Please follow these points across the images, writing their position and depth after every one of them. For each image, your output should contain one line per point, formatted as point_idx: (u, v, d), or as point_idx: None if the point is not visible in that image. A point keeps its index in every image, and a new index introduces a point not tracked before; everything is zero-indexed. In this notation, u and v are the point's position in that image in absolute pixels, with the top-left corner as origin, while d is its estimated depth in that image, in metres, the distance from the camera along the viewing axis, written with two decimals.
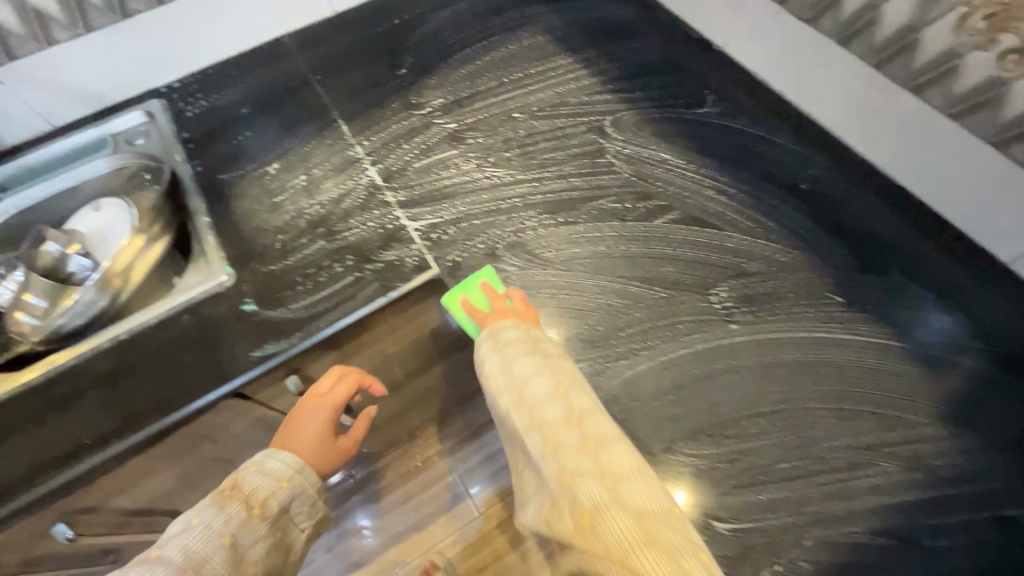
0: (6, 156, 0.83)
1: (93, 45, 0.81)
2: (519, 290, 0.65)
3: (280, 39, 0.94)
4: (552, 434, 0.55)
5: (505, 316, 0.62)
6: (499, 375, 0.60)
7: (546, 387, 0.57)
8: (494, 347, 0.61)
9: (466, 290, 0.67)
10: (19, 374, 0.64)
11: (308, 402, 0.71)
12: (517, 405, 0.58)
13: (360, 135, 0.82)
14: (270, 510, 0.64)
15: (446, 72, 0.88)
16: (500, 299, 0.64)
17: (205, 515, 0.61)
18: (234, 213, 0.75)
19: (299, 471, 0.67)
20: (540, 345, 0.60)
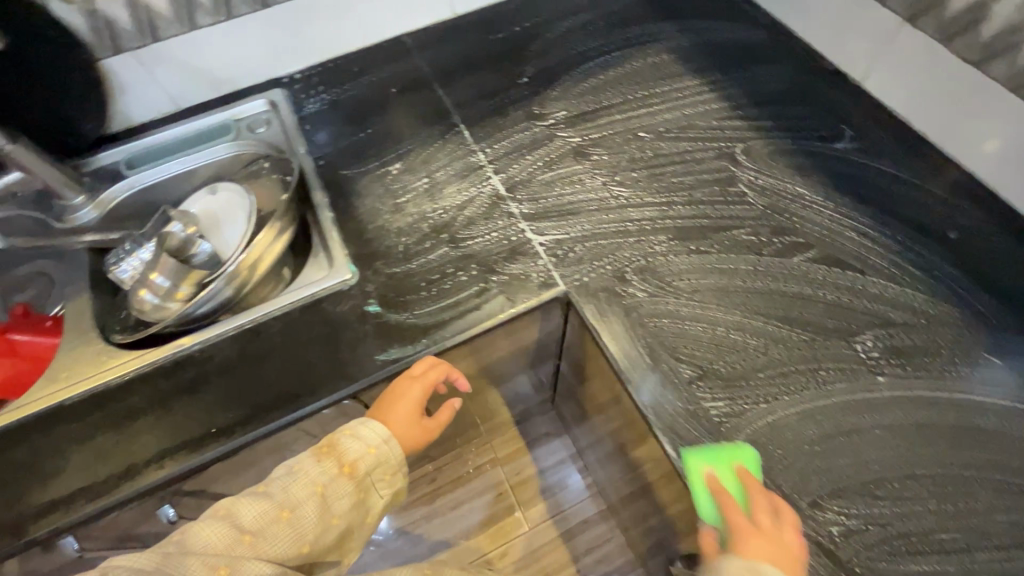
0: (132, 134, 0.84)
1: (230, 32, 0.82)
2: (791, 517, 0.52)
3: (400, 38, 0.94)
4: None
5: (766, 548, 0.50)
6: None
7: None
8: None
9: (718, 471, 0.55)
10: (147, 352, 0.65)
11: (399, 379, 0.63)
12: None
13: (482, 142, 0.81)
14: (359, 472, 0.59)
15: (570, 85, 0.86)
16: (764, 516, 0.52)
17: (304, 464, 0.57)
18: (357, 211, 0.75)
19: (387, 442, 0.61)
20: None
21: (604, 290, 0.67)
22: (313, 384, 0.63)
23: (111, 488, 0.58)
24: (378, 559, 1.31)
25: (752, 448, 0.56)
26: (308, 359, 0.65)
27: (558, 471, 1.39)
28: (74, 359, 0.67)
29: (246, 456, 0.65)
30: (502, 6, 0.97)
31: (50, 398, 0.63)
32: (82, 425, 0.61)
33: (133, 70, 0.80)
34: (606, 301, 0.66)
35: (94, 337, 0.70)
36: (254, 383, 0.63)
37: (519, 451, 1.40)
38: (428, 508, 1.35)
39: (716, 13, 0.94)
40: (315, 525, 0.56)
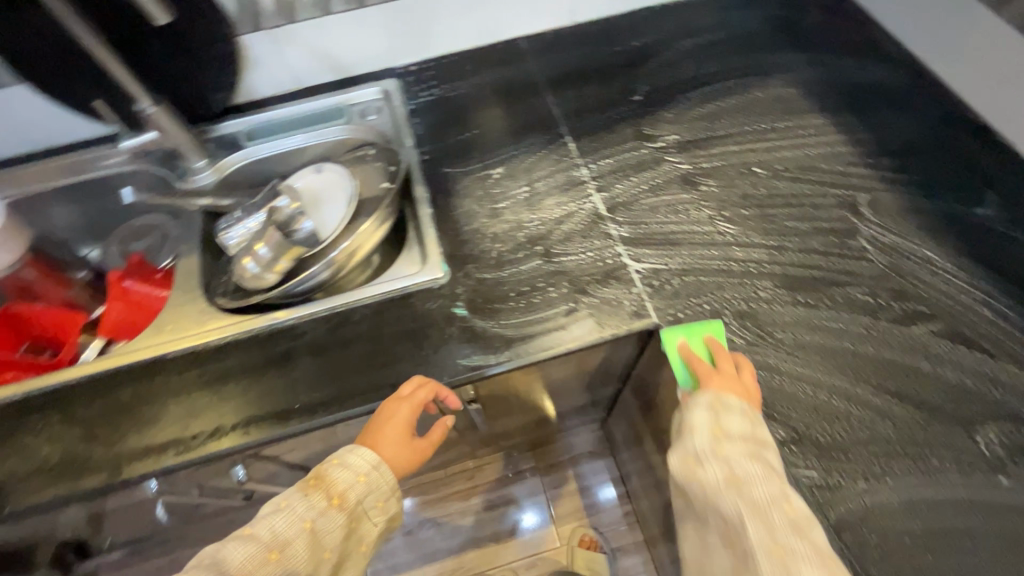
0: (253, 107, 0.88)
1: (358, 19, 0.85)
2: (747, 363, 0.60)
3: (516, 41, 0.94)
4: (766, 512, 0.51)
5: (730, 386, 0.57)
6: (707, 447, 0.56)
7: (765, 473, 0.53)
8: (709, 417, 0.56)
9: (687, 334, 0.63)
10: (245, 320, 0.69)
11: (388, 402, 0.61)
12: (725, 479, 0.54)
13: (587, 156, 0.79)
14: (349, 503, 0.58)
15: (686, 107, 0.83)
16: (728, 364, 0.59)
17: (291, 501, 0.56)
18: (454, 211, 0.75)
19: (376, 468, 0.59)
20: (761, 439, 0.55)
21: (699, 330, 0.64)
22: (393, 378, 0.64)
23: (197, 444, 0.61)
24: (408, 544, 1.33)
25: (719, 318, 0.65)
26: (391, 351, 0.66)
27: (597, 492, 1.35)
28: (179, 314, 0.72)
29: (318, 435, 0.67)
30: (623, 19, 0.95)
31: (155, 348, 0.67)
32: (179, 378, 0.65)
33: (266, 47, 0.83)
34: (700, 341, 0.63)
35: (199, 295, 0.74)
36: (339, 367, 0.65)
37: (562, 464, 1.38)
38: (463, 503, 1.36)
39: (853, 49, 0.88)
40: (306, 565, 0.54)
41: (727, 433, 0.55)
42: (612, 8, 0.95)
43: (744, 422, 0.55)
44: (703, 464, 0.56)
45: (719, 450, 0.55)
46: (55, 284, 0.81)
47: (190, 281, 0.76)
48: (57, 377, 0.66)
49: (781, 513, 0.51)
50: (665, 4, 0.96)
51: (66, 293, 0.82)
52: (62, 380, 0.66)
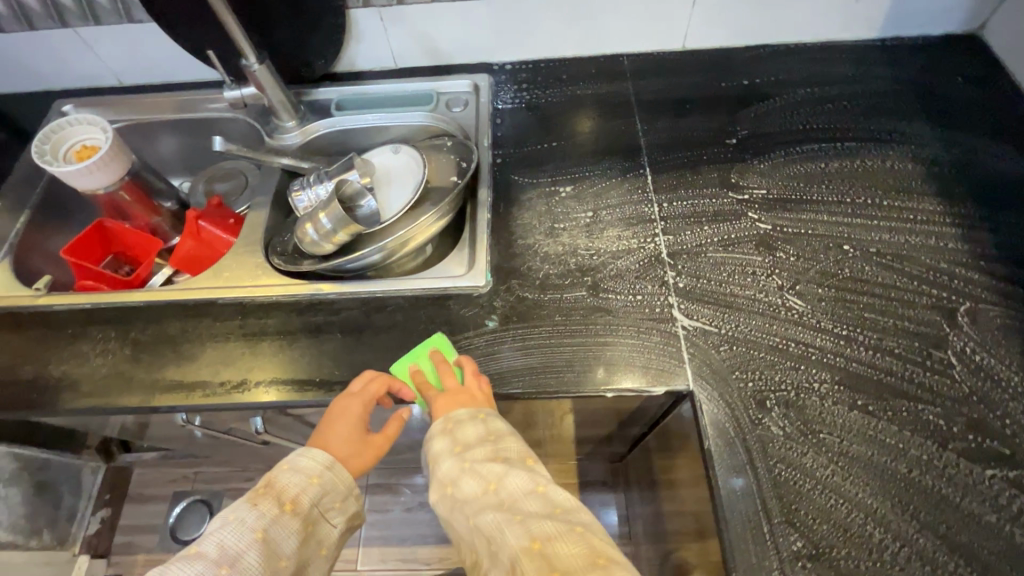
0: (350, 79, 0.91)
1: (465, 11, 0.84)
2: (467, 364, 0.61)
3: (619, 57, 0.90)
4: (522, 509, 0.50)
5: (450, 401, 0.59)
6: (454, 467, 0.55)
7: (509, 466, 0.54)
8: (448, 440, 0.57)
9: (415, 359, 0.64)
10: (292, 283, 0.71)
11: (338, 399, 0.62)
12: (480, 492, 0.53)
13: (662, 194, 0.75)
14: (303, 507, 0.56)
15: (783, 162, 0.76)
16: (448, 372, 0.61)
17: (239, 513, 0.53)
18: (514, 221, 0.74)
19: (330, 468, 0.59)
20: (497, 432, 0.57)
21: (735, 408, 0.59)
22: (412, 375, 0.64)
23: (223, 390, 0.65)
24: (406, 521, 1.36)
25: (443, 331, 0.66)
26: (417, 348, 0.66)
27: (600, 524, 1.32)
28: (239, 263, 0.76)
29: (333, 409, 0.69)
30: (739, 53, 0.89)
31: (209, 291, 0.72)
32: (224, 325, 0.69)
33: (373, 24, 0.85)
34: (732, 420, 0.59)
35: (260, 248, 0.78)
36: (365, 353, 0.66)
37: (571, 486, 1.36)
38: None
39: (997, 133, 0.77)
40: None
41: (466, 446, 0.56)
42: (730, 39, 0.88)
43: (479, 428, 0.57)
44: (457, 483, 0.55)
45: (465, 465, 0.55)
46: (146, 208, 0.88)
47: (255, 234, 0.80)
48: (124, 297, 0.72)
49: (530, 498, 0.51)
50: (790, 44, 0.88)
51: (153, 218, 0.89)
52: (128, 300, 0.72)
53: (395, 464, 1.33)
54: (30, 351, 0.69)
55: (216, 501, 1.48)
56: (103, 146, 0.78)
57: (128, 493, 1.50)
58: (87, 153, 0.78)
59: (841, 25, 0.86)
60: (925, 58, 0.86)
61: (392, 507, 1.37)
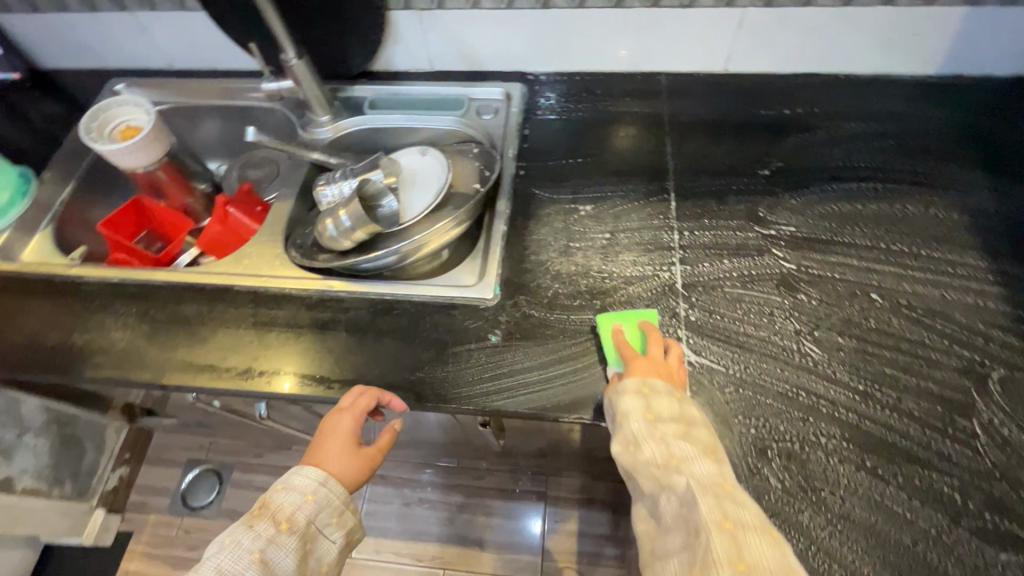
0: (385, 79, 0.92)
1: (504, 20, 0.84)
2: (677, 348, 0.61)
3: (658, 76, 0.88)
4: (716, 491, 0.48)
5: (655, 368, 0.58)
6: (643, 430, 0.54)
7: (700, 453, 0.52)
8: (640, 402, 0.55)
9: (623, 321, 0.64)
10: (307, 278, 0.73)
11: (330, 414, 0.64)
12: (666, 459, 0.51)
13: (684, 222, 0.72)
14: (299, 524, 0.57)
15: (817, 200, 0.73)
16: (659, 348, 0.60)
17: (235, 535, 0.55)
18: (529, 236, 0.73)
19: (324, 484, 0.60)
20: (690, 418, 0.55)
21: (733, 454, 0.57)
22: (410, 382, 0.65)
23: (229, 376, 0.66)
24: (403, 515, 1.37)
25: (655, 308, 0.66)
26: (419, 355, 0.66)
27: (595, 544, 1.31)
28: (259, 252, 0.78)
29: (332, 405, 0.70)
30: (784, 80, 0.85)
31: (227, 277, 0.74)
32: (236, 312, 0.71)
33: (412, 26, 0.86)
34: (729, 466, 0.57)
35: (280, 239, 0.80)
36: (368, 354, 0.67)
37: (569, 502, 1.35)
38: (463, 498, 1.38)
39: None
40: None
41: (659, 416, 0.55)
42: (776, 65, 0.85)
43: (673, 406, 0.55)
44: (643, 445, 0.53)
45: (656, 432, 0.53)
46: (181, 189, 0.91)
47: (278, 225, 0.82)
48: (148, 275, 0.75)
49: (721, 487, 0.49)
50: (839, 75, 0.84)
51: (187, 199, 0.93)
52: (152, 279, 0.74)
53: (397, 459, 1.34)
54: (58, 318, 0.72)
55: (227, 473, 1.53)
56: (145, 127, 0.81)
57: (147, 454, 1.57)
58: (130, 132, 0.82)
59: (896, 59, 0.81)
60: (986, 100, 0.80)
61: (391, 500, 1.39)
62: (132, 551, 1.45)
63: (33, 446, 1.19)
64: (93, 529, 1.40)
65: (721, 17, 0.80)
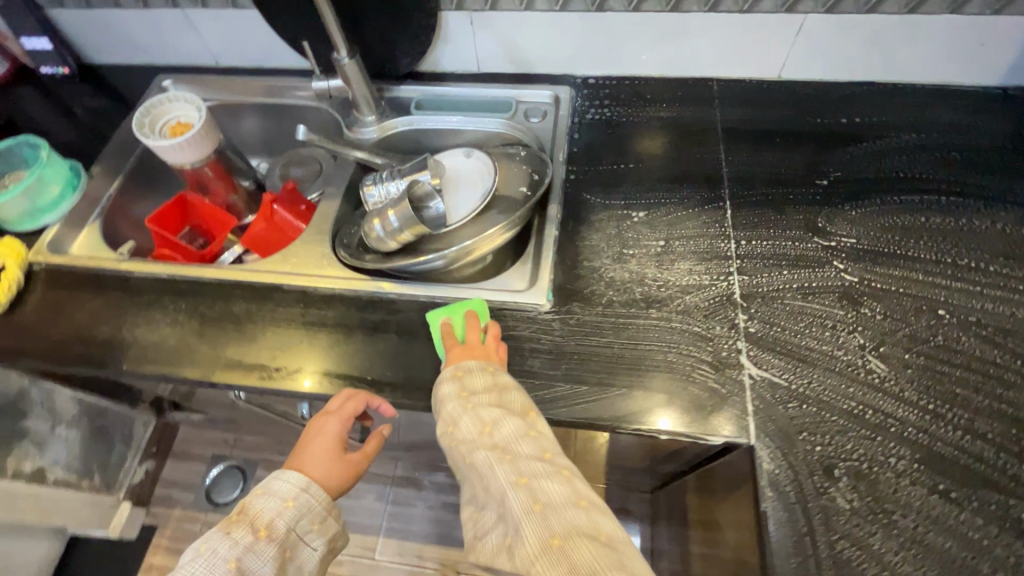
0: (432, 80, 0.92)
1: (555, 22, 0.83)
2: (495, 328, 0.64)
3: (709, 81, 0.87)
4: (515, 450, 0.53)
5: (470, 355, 0.61)
6: (457, 407, 0.57)
7: (510, 414, 0.56)
8: (455, 384, 0.59)
9: (450, 314, 0.66)
10: (354, 278, 0.72)
11: (317, 418, 0.64)
12: (478, 432, 0.55)
13: (740, 231, 0.71)
14: (279, 531, 0.57)
15: (877, 211, 0.71)
16: (477, 332, 0.63)
17: (212, 543, 0.54)
18: (580, 241, 0.72)
19: (306, 490, 0.61)
20: (503, 386, 0.59)
21: (799, 472, 0.55)
22: None
23: (277, 376, 0.66)
24: (427, 518, 1.37)
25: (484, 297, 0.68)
26: None
27: None
28: (307, 251, 0.78)
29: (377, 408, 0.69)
30: (839, 89, 0.83)
31: (276, 276, 0.73)
32: (285, 311, 0.71)
33: (462, 27, 0.85)
34: (795, 484, 0.55)
35: (327, 238, 0.79)
36: (418, 357, 0.66)
37: None
38: None
39: None
40: None
41: (472, 391, 0.58)
42: (831, 73, 0.83)
43: (485, 379, 0.58)
44: (458, 422, 0.56)
45: (469, 406, 0.57)
46: (225, 185, 0.91)
47: (325, 224, 0.81)
48: (196, 271, 0.74)
49: (525, 442, 0.54)
50: (897, 83, 0.82)
51: (230, 195, 0.93)
52: (200, 276, 0.74)
53: (423, 461, 1.33)
54: (107, 313, 0.72)
55: (250, 470, 1.53)
56: (196, 124, 0.82)
57: (172, 449, 1.57)
58: (180, 129, 0.82)
59: (959, 68, 0.79)
60: None
61: (414, 502, 1.38)
62: (156, 545, 1.45)
63: (64, 438, 1.20)
64: (119, 521, 1.40)
65: (778, 22, 0.78)
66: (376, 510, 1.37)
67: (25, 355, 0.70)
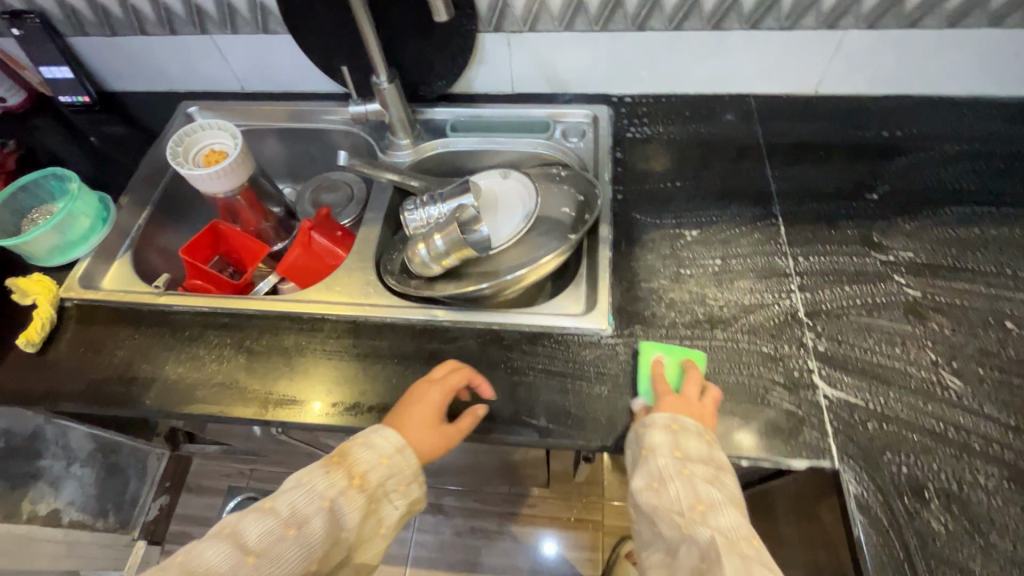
0: (466, 101, 0.91)
1: (594, 42, 0.82)
2: (715, 391, 0.59)
3: (746, 97, 0.87)
4: (741, 547, 0.48)
5: (687, 407, 0.57)
6: (670, 466, 0.54)
7: (728, 503, 0.52)
8: (669, 439, 0.55)
9: (667, 353, 0.62)
10: (405, 306, 0.70)
11: (419, 383, 0.62)
12: (690, 506, 0.52)
13: (797, 247, 0.70)
14: (370, 485, 0.56)
15: (932, 224, 0.71)
16: (696, 387, 0.59)
17: (312, 476, 0.55)
18: (635, 262, 0.71)
19: (400, 451, 0.57)
20: (720, 463, 0.55)
21: (888, 494, 0.54)
22: (527, 417, 0.62)
23: (336, 411, 0.63)
24: (455, 544, 1.33)
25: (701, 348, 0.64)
26: (532, 388, 0.63)
27: None
28: (351, 280, 0.76)
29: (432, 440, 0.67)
30: (876, 103, 0.84)
31: (323, 306, 0.71)
32: (337, 342, 0.68)
33: (499, 48, 0.84)
34: (885, 507, 0.53)
35: (371, 266, 0.78)
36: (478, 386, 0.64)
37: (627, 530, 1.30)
38: (517, 526, 1.34)
39: None
40: (322, 544, 0.52)
41: (688, 455, 0.54)
42: (869, 87, 0.84)
43: (700, 447, 0.55)
44: (668, 486, 0.53)
45: (684, 472, 0.53)
46: (256, 213, 0.89)
47: (367, 251, 0.79)
48: (239, 304, 0.72)
49: (748, 543, 0.49)
50: (935, 96, 0.83)
51: (261, 223, 0.90)
52: (243, 308, 0.72)
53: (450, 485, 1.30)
54: (147, 349, 0.69)
55: None
56: (232, 152, 0.80)
57: (184, 483, 1.52)
58: (215, 156, 0.80)
59: (995, 80, 0.80)
60: None
61: (442, 529, 1.35)
62: None
63: (77, 477, 1.15)
64: (134, 561, 1.34)
65: (819, 39, 0.78)
66: (402, 538, 1.33)
67: (62, 395, 0.67)
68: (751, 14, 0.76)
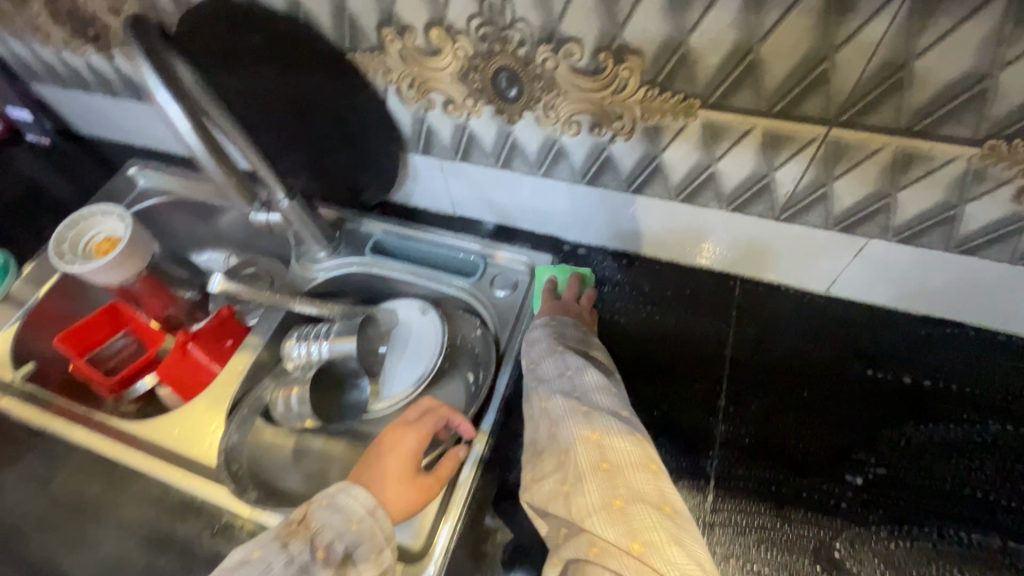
0: (401, 216, 0.78)
1: (537, 185, 0.65)
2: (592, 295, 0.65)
3: (729, 278, 0.67)
4: (590, 402, 0.47)
5: (563, 309, 0.62)
6: (544, 348, 0.55)
7: (592, 369, 0.51)
8: (546, 330, 0.57)
9: (555, 273, 0.67)
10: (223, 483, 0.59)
11: (390, 429, 0.56)
12: (558, 373, 0.51)
13: (721, 541, 0.50)
14: (336, 557, 0.44)
15: (931, 555, 0.49)
16: (575, 293, 0.64)
17: (266, 553, 0.43)
18: (502, 498, 0.56)
19: (371, 513, 0.47)
20: (591, 343, 0.57)
21: None
22: None
23: None
24: None
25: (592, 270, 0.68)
26: None
27: None
28: (196, 419, 0.65)
29: None
30: (905, 324, 0.61)
31: (145, 457, 0.62)
32: (139, 509, 0.59)
33: (431, 171, 0.70)
34: None
35: (226, 408, 0.66)
36: None
37: None
38: None
39: None
40: None
41: (563, 336, 0.56)
42: (899, 302, 0.61)
43: (578, 333, 0.58)
44: (541, 362, 0.53)
45: (555, 350, 0.54)
46: (161, 299, 0.81)
47: (229, 383, 0.67)
48: (69, 429, 0.65)
49: (603, 392, 0.49)
50: (992, 330, 0.59)
51: (167, 308, 0.82)
52: (70, 436, 0.64)
53: None
54: None
55: None
56: (123, 238, 0.73)
57: None
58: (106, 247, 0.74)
59: None
60: None
61: None
62: None
63: None
64: None
65: (828, 239, 0.57)
66: None
67: None
68: (732, 197, 0.56)
